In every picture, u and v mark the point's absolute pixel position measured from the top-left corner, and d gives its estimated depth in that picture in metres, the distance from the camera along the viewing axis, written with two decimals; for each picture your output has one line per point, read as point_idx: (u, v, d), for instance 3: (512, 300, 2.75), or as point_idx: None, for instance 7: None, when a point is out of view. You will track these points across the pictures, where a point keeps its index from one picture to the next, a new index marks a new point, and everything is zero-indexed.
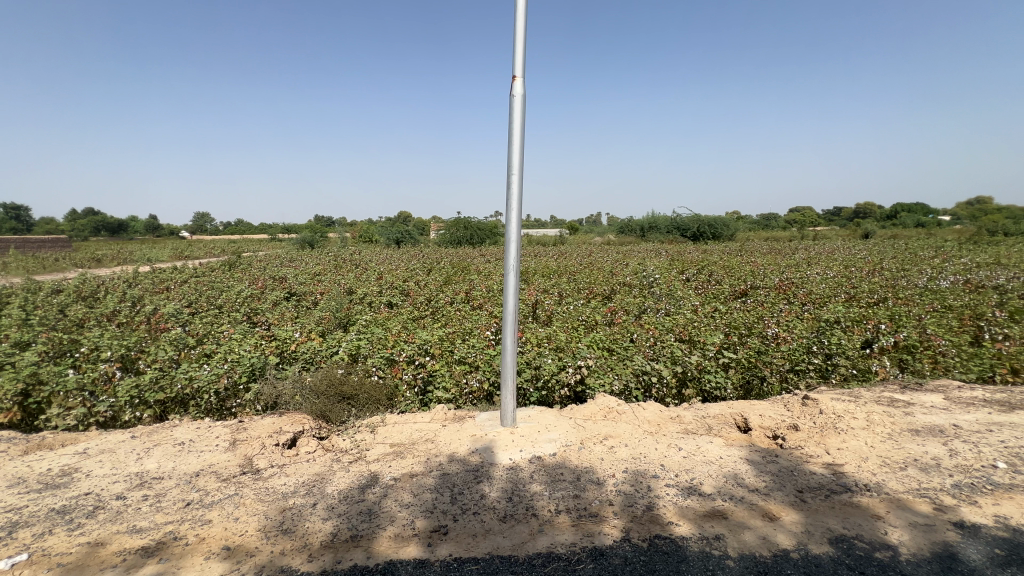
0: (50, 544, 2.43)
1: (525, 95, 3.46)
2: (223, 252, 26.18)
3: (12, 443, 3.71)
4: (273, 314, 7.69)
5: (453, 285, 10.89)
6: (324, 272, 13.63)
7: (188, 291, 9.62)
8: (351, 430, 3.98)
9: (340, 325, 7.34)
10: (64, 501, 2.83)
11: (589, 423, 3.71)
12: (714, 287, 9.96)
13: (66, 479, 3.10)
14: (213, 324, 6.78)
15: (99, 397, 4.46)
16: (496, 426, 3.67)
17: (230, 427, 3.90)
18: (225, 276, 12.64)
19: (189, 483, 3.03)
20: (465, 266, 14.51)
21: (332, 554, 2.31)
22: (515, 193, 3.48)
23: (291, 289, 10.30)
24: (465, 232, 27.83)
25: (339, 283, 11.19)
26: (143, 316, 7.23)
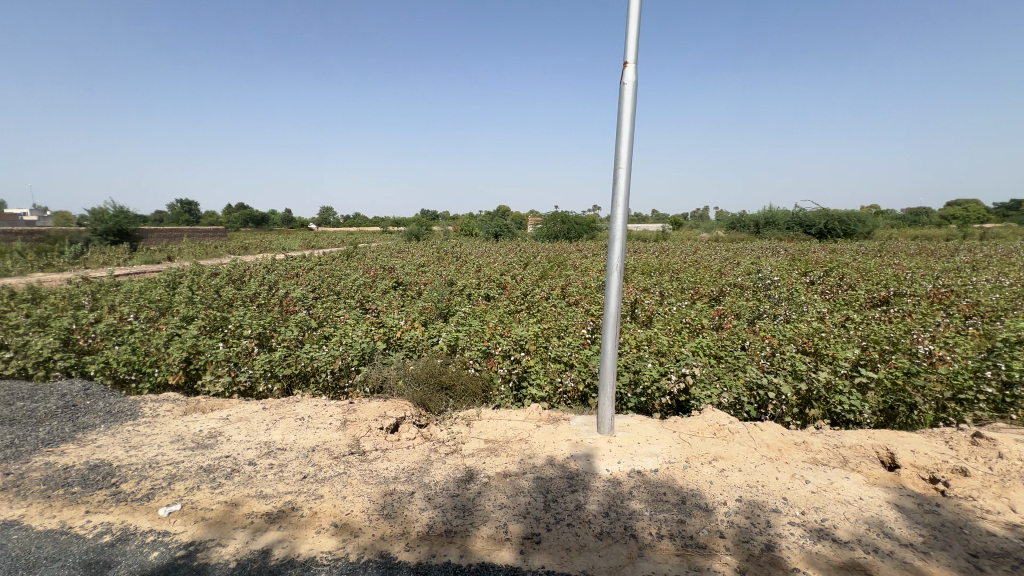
0: (197, 498, 2.80)
1: (636, 82, 3.22)
2: (343, 243, 29.05)
3: (175, 403, 4.37)
4: (382, 302, 8.26)
5: (549, 280, 10.85)
6: (428, 264, 14.39)
7: (313, 278, 10.74)
8: (448, 420, 4.09)
9: (441, 315, 7.66)
10: (210, 460, 3.25)
11: (695, 439, 3.39)
12: (845, 292, 8.72)
13: (212, 441, 3.56)
14: (332, 309, 7.46)
15: (241, 369, 5.12)
16: (592, 433, 3.52)
17: (342, 407, 4.23)
18: (345, 265, 13.93)
19: (307, 457, 3.32)
20: (561, 261, 14.43)
21: (428, 547, 2.35)
22: (622, 187, 3.26)
23: (398, 280, 10.96)
24: (563, 227, 27.67)
25: (441, 274, 11.74)
26: (277, 299, 8.17)
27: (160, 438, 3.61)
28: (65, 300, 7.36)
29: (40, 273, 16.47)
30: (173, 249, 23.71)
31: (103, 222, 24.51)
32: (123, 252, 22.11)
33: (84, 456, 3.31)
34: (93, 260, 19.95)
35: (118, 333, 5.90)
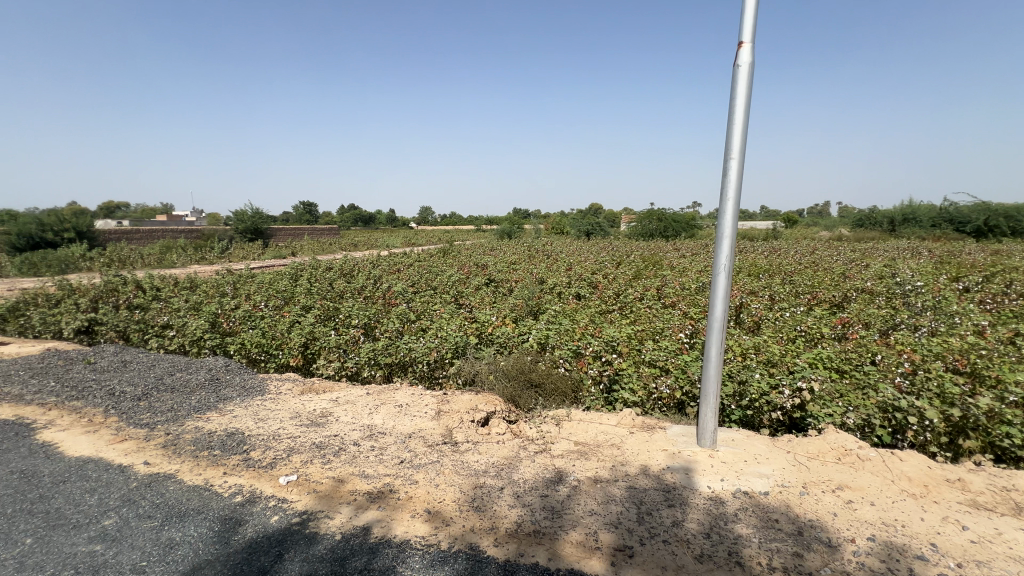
0: (310, 471, 3.07)
1: (753, 63, 2.92)
2: (440, 241, 30.58)
3: (295, 383, 4.88)
4: (475, 297, 8.52)
5: (644, 280, 10.40)
6: (520, 261, 14.58)
7: (413, 274, 11.41)
8: (537, 419, 4.08)
9: (531, 313, 7.69)
10: (321, 437, 3.57)
11: (814, 463, 3.00)
12: (1014, 303, 7.22)
13: (323, 420, 3.90)
14: (429, 303, 7.84)
15: (349, 355, 5.57)
16: (691, 445, 3.27)
17: (437, 398, 4.40)
18: (441, 262, 14.62)
19: (404, 443, 3.49)
20: (657, 260, 13.77)
21: (516, 545, 2.33)
22: (733, 179, 2.98)
23: (490, 277, 11.21)
24: (658, 225, 26.46)
25: (532, 272, 11.81)
26: (381, 292, 8.78)
27: (282, 414, 4.04)
28: (214, 288, 8.58)
29: (196, 265, 19.49)
30: (296, 246, 26.67)
31: (243, 221, 28.32)
32: (258, 248, 25.35)
33: (223, 424, 3.81)
34: (235, 254, 23.14)
35: (252, 318, 6.74)
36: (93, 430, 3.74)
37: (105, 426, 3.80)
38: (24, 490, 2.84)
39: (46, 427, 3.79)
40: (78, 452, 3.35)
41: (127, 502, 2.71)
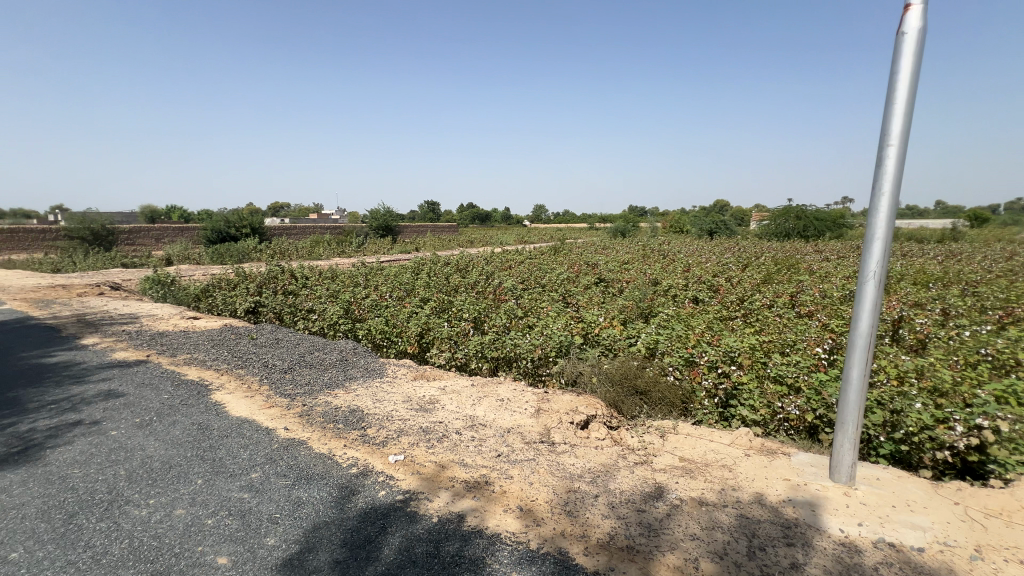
0: (416, 453, 3.29)
1: (925, 28, 2.42)
2: (552, 239, 30.85)
3: (410, 369, 5.28)
4: (583, 297, 8.41)
5: (774, 285, 9.33)
6: (633, 261, 14.07)
7: (524, 271, 11.65)
8: (640, 428, 3.88)
9: (641, 316, 7.36)
10: (428, 423, 3.80)
11: (995, 522, 2.39)
12: None
13: (431, 406, 4.16)
14: (537, 300, 7.93)
15: (459, 347, 5.87)
16: (822, 478, 2.83)
17: (538, 395, 4.43)
18: (552, 260, 14.72)
19: (503, 437, 3.57)
20: (792, 264, 12.26)
21: (607, 558, 2.24)
22: (891, 168, 2.50)
23: (600, 276, 10.96)
24: (796, 224, 23.54)
25: (645, 272, 11.30)
26: (492, 288, 9.10)
27: (397, 397, 4.39)
28: (349, 278, 9.66)
29: (338, 258, 22.16)
30: (420, 242, 28.99)
31: (377, 219, 31.48)
32: (388, 244, 27.99)
33: (348, 401, 4.27)
34: (369, 249, 25.84)
35: (378, 307, 7.45)
36: (250, 395, 4.44)
37: (260, 393, 4.50)
38: (200, 440, 3.48)
39: (218, 389, 4.60)
40: (239, 412, 4.01)
41: (270, 460, 3.17)
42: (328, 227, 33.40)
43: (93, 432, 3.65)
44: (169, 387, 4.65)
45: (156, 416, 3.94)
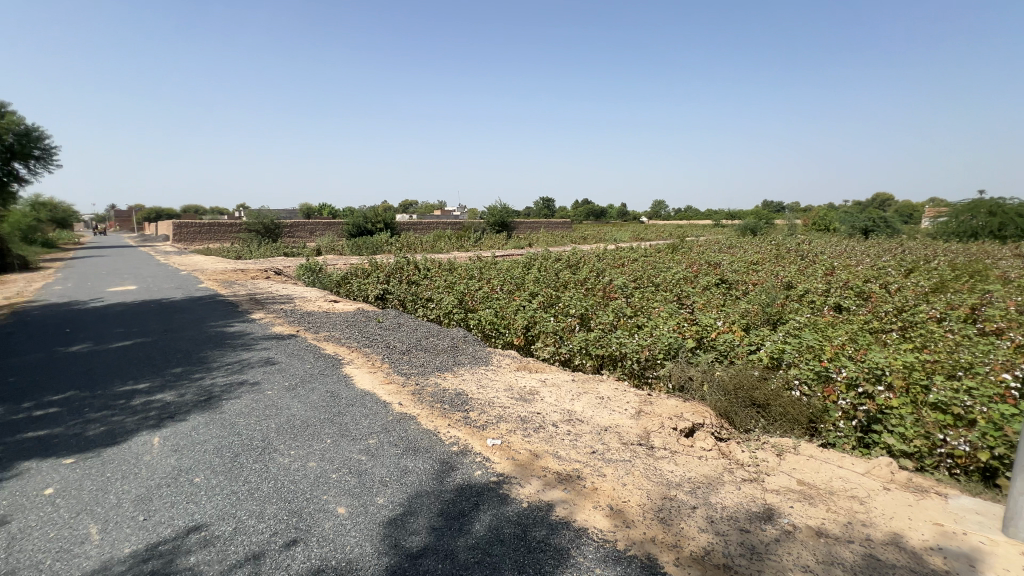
0: (512, 440, 3.41)
1: None
2: (671, 236, 29.24)
3: (514, 360, 5.46)
4: (701, 298, 7.85)
5: (949, 295, 7.73)
6: (763, 261, 12.72)
7: (636, 269, 11.24)
8: (753, 443, 3.54)
9: (768, 322, 6.65)
10: (527, 413, 3.91)
11: None
12: None
13: (531, 397, 4.26)
14: (648, 300, 7.60)
15: (564, 342, 5.91)
16: (989, 530, 2.32)
17: (640, 397, 4.28)
18: (669, 258, 13.96)
19: (599, 434, 3.53)
20: (978, 270, 10.02)
21: (699, 572, 2.10)
22: None
23: (722, 277, 10.12)
24: (988, 222, 19.16)
25: (777, 275, 10.16)
26: (601, 285, 8.95)
27: (499, 385, 4.58)
28: (465, 271, 10.25)
29: (457, 252, 23.59)
30: (534, 238, 29.57)
31: (494, 215, 32.79)
32: (503, 239, 29.01)
33: (455, 385, 4.58)
34: (486, 244, 27.06)
35: (489, 299, 7.81)
36: (373, 371, 5.00)
37: (381, 370, 5.03)
38: (331, 405, 4.02)
39: (349, 363, 5.25)
40: (363, 385, 4.53)
41: (385, 430, 3.54)
42: (450, 222, 35.69)
43: (255, 390, 4.42)
44: (312, 358, 5.43)
45: (300, 382, 4.64)
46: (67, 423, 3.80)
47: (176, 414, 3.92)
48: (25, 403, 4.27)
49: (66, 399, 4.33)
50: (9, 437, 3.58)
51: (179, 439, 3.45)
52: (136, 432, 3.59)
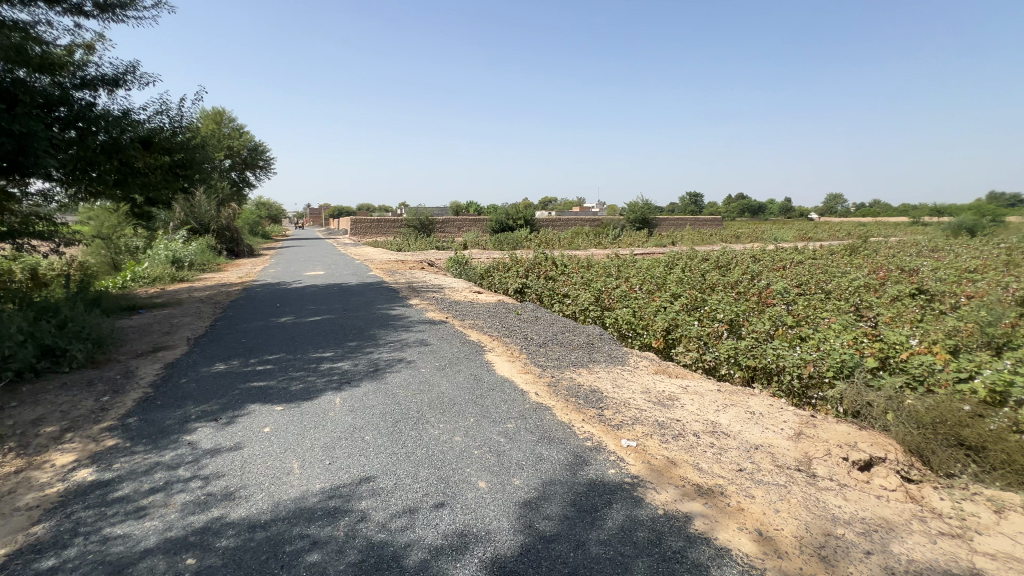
0: (648, 444, 3.30)
1: None
2: (847, 236, 25.01)
3: (652, 363, 5.25)
4: (888, 310, 6.57)
5: None
6: (984, 269, 10.12)
7: (801, 273, 9.86)
8: (958, 491, 2.87)
9: (987, 345, 5.28)
10: (665, 418, 3.74)
11: None
12: None
13: (670, 403, 4.06)
14: (816, 308, 6.62)
15: (709, 348, 5.49)
16: None
17: (801, 418, 3.77)
18: (846, 262, 11.96)
19: (748, 452, 3.21)
20: None
21: None
22: None
23: (920, 286, 8.32)
24: None
25: (1004, 286, 8.01)
26: (756, 288, 8.06)
27: (636, 386, 4.46)
28: (603, 268, 10.12)
29: (594, 250, 23.40)
30: (677, 236, 27.92)
31: (635, 212, 31.67)
32: (643, 236, 27.89)
33: (590, 381, 4.59)
34: (624, 242, 26.33)
35: (627, 297, 7.59)
36: (512, 360, 5.27)
37: (519, 359, 5.27)
38: (475, 387, 4.36)
39: (490, 350, 5.62)
40: (503, 372, 4.81)
41: (522, 416, 3.72)
42: (589, 219, 35.58)
43: (412, 367, 5.01)
44: (458, 343, 5.93)
45: (449, 363, 5.11)
46: (278, 378, 4.77)
47: (352, 380, 4.65)
48: (251, 359, 5.48)
49: (277, 359, 5.44)
50: (241, 384, 4.64)
51: (354, 402, 4.09)
52: (324, 392, 4.35)
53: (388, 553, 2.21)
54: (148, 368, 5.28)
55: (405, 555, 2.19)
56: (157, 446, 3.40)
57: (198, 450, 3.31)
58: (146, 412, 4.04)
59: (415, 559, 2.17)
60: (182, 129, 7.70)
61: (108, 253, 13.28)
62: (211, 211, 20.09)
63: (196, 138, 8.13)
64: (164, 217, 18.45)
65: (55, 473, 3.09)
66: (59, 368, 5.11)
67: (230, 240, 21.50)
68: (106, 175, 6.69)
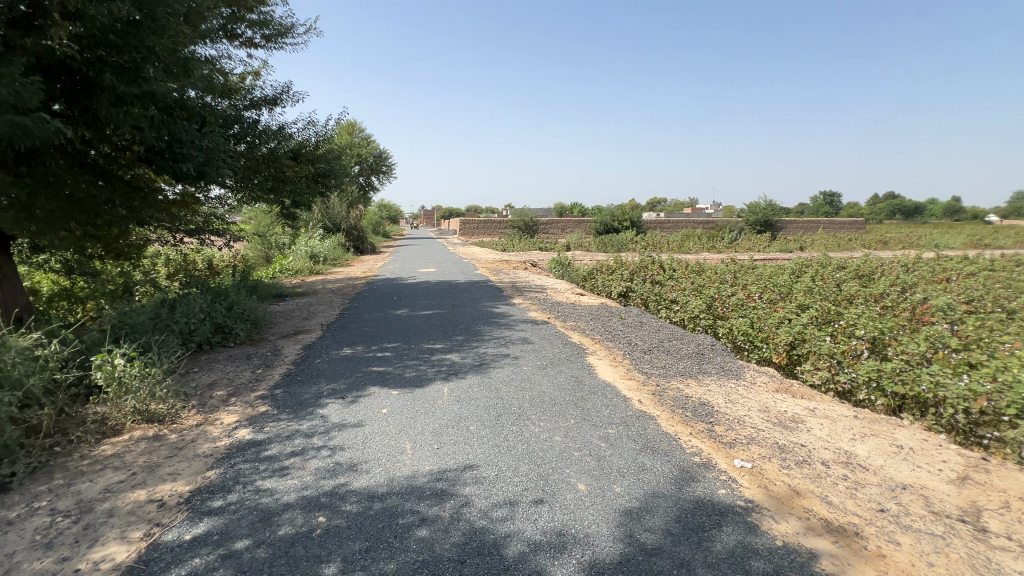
0: (766, 467, 3.02)
1: None
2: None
3: (772, 379, 4.78)
4: None
5: None
6: None
7: (972, 286, 8.23)
8: None
9: None
10: (787, 441, 3.38)
11: None
12: None
13: (793, 425, 3.66)
14: (992, 330, 5.48)
15: (844, 369, 4.84)
16: None
17: (966, 460, 3.16)
18: None
19: (892, 491, 2.78)
20: None
21: None
22: None
23: None
24: None
25: None
26: (909, 301, 6.90)
27: (752, 403, 4.09)
28: (717, 273, 9.42)
29: (707, 254, 21.93)
30: (806, 241, 25.01)
31: (756, 214, 29.02)
32: (765, 240, 25.46)
33: (699, 393, 4.31)
34: (741, 246, 24.29)
35: (744, 305, 6.96)
36: (614, 364, 5.16)
37: (622, 365, 5.14)
38: (576, 389, 4.35)
39: (592, 353, 5.55)
40: (604, 376, 4.74)
41: (624, 423, 3.62)
42: (702, 222, 33.40)
43: (514, 364, 5.15)
44: (560, 344, 5.95)
45: (550, 363, 5.17)
46: (395, 365, 5.22)
47: (459, 373, 4.91)
48: (373, 346, 6.07)
49: (394, 347, 5.95)
50: (364, 368, 5.16)
51: (460, 393, 4.32)
52: (433, 381, 4.66)
53: (489, 540, 2.30)
54: (291, 347, 6.12)
55: (505, 545, 2.27)
56: (297, 416, 3.92)
57: (328, 423, 3.75)
58: (289, 385, 4.68)
59: (514, 550, 2.23)
60: (324, 139, 8.77)
61: (263, 248, 15.61)
62: (343, 213, 22.59)
63: (334, 148, 9.20)
64: (305, 218, 21.18)
65: (223, 429, 3.72)
66: (227, 342, 6.15)
67: (356, 239, 23.97)
68: (265, 182, 7.86)
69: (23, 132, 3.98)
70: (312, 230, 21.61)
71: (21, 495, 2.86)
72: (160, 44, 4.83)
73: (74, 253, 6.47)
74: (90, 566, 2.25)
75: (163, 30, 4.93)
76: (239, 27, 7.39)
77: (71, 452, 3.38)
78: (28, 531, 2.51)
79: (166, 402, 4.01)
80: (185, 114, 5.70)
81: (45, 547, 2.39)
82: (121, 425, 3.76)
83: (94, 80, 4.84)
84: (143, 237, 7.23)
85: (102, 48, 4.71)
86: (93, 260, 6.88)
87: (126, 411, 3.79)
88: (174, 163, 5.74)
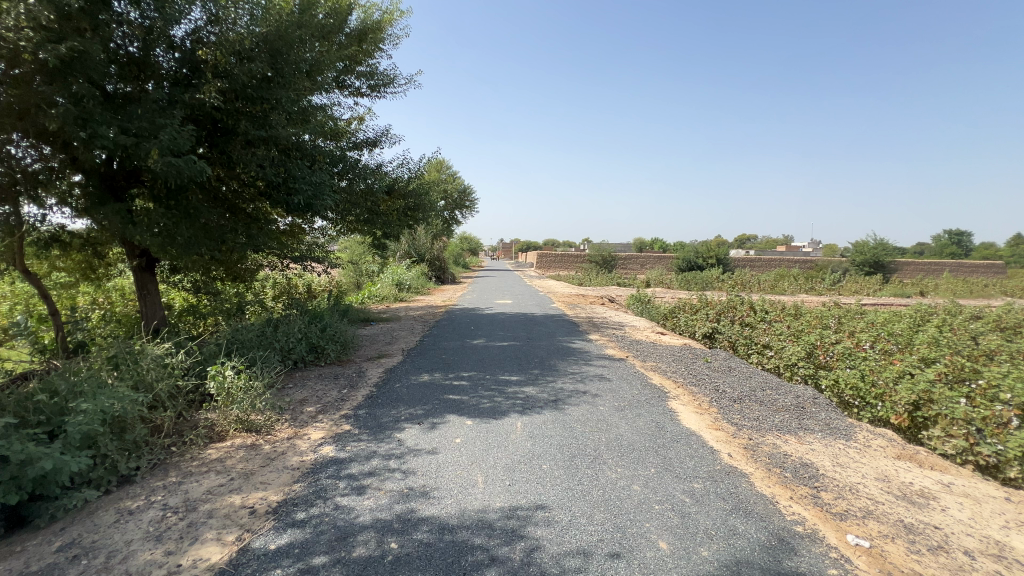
0: (889, 548, 2.57)
1: None
2: None
3: (891, 443, 4.14)
4: None
5: None
6: None
7: None
8: None
9: None
10: (915, 520, 2.87)
11: None
12: None
13: (924, 502, 3.11)
14: None
15: (986, 438, 4.06)
16: None
17: None
18: None
19: None
20: None
21: None
22: None
23: None
24: None
25: None
26: None
27: (868, 470, 3.56)
28: (817, 316, 8.55)
29: (804, 295, 20.36)
30: (926, 284, 22.18)
31: (863, 253, 26.34)
32: (875, 282, 22.92)
33: (800, 452, 3.84)
34: (845, 288, 22.04)
35: (852, 355, 6.17)
36: (699, 411, 4.80)
37: (709, 413, 4.74)
38: (657, 435, 4.08)
39: (674, 397, 5.22)
40: (689, 423, 4.41)
41: (712, 478, 3.31)
42: (799, 261, 30.90)
43: (591, 403, 4.95)
44: (639, 384, 5.67)
45: (629, 404, 4.92)
46: (470, 395, 5.26)
47: (533, 407, 4.82)
48: (450, 374, 6.20)
49: (471, 377, 6.03)
50: (441, 395, 5.25)
51: (534, 429, 4.23)
52: (508, 414, 4.62)
53: None
54: (374, 370, 6.43)
55: None
56: (376, 438, 4.05)
57: (404, 448, 3.83)
58: (371, 407, 4.89)
59: None
60: (415, 175, 9.41)
61: (354, 274, 16.94)
62: (427, 244, 23.92)
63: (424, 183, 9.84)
64: (393, 248, 22.61)
65: (310, 445, 3.94)
66: (319, 361, 6.59)
67: (437, 269, 25.07)
68: (361, 214, 8.57)
69: (176, 171, 4.67)
70: (399, 260, 23.16)
71: (141, 488, 3.20)
72: (286, 96, 5.55)
73: (202, 274, 7.39)
74: (188, 563, 2.43)
75: (288, 84, 5.69)
76: (348, 79, 8.30)
77: (184, 452, 3.75)
78: (144, 522, 2.80)
79: (265, 414, 4.35)
80: (300, 155, 6.38)
81: (155, 539, 2.63)
82: (226, 431, 4.12)
83: (231, 127, 5.61)
84: (256, 262, 8.09)
85: (241, 101, 5.48)
86: (216, 281, 7.78)
87: (231, 419, 4.16)
88: (289, 198, 6.39)
